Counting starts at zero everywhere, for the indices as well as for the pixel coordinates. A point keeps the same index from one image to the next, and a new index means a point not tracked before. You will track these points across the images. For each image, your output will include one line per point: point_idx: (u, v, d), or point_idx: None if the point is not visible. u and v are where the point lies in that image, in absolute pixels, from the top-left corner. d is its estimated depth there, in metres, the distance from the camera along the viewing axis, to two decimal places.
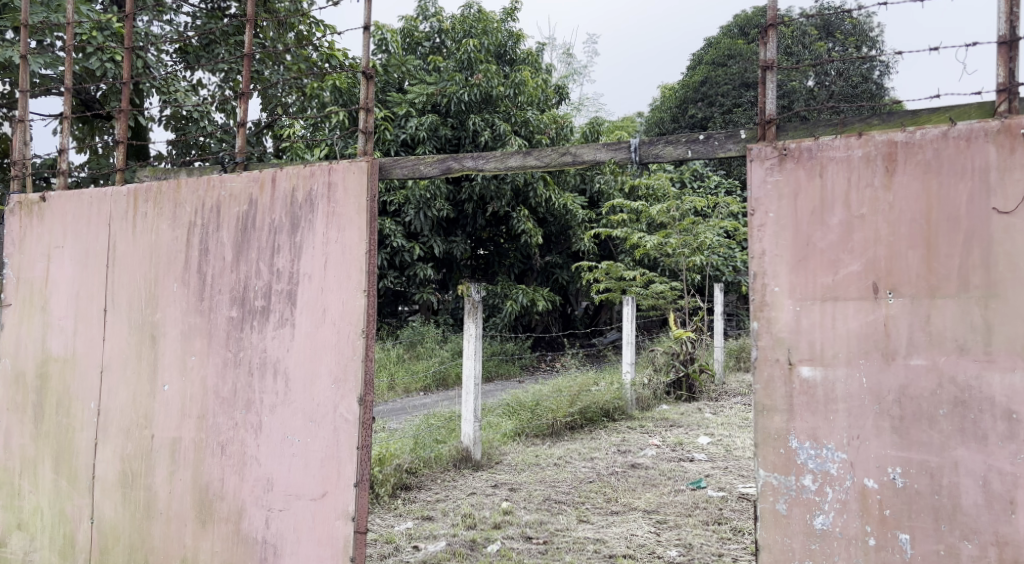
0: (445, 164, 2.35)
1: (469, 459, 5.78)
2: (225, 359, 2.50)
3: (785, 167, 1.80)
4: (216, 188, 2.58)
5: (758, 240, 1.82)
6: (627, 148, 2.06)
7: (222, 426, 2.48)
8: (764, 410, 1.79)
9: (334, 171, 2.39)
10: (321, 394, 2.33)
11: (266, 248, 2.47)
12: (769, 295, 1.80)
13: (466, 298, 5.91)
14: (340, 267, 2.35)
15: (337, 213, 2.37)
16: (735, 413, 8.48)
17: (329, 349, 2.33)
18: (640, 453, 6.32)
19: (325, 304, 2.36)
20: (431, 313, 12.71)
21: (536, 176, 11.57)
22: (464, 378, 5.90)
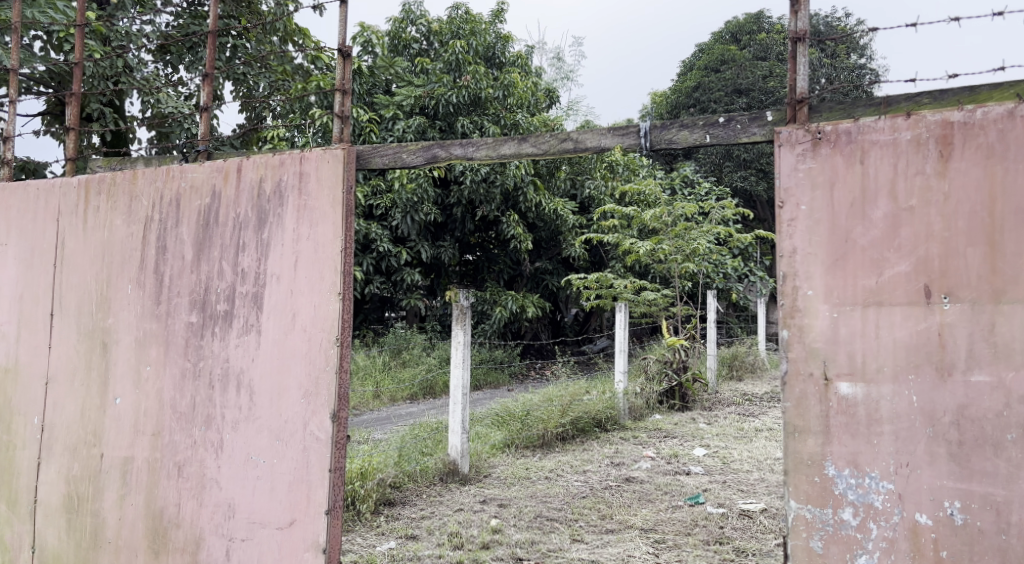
0: (430, 152, 2.11)
1: (457, 473, 5.52)
2: (183, 370, 2.25)
3: (818, 153, 1.57)
4: (176, 178, 2.33)
5: (788, 236, 1.59)
6: (636, 133, 1.84)
7: (180, 444, 2.22)
8: (797, 432, 1.55)
9: (306, 160, 2.15)
10: (289, 409, 2.08)
11: (230, 246, 2.23)
12: (801, 299, 1.57)
13: (454, 304, 5.66)
14: (312, 267, 2.10)
15: (308, 207, 2.13)
16: (730, 424, 8.27)
17: (299, 359, 2.08)
18: (634, 466, 6.08)
19: (294, 309, 2.11)
20: (418, 320, 12.48)
21: (526, 181, 11.33)
22: (451, 388, 5.64)
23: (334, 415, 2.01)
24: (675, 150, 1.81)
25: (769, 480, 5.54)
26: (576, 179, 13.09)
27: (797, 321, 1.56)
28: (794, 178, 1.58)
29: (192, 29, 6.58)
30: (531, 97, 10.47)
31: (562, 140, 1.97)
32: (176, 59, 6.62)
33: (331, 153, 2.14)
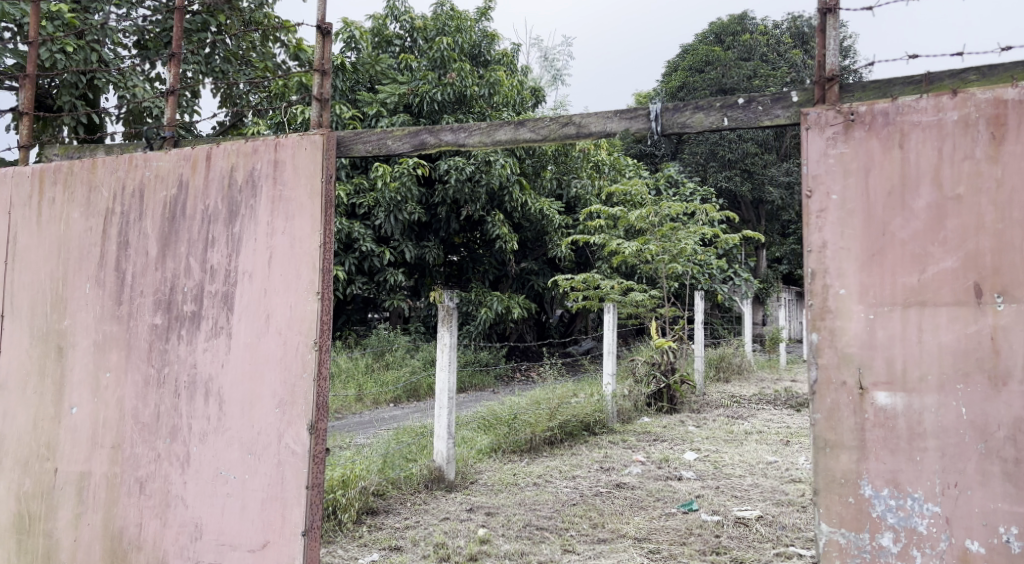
0: (420, 138, 2.06)
1: (442, 479, 5.35)
2: (146, 377, 2.05)
3: (852, 137, 1.57)
4: (139, 167, 2.15)
5: (819, 229, 1.58)
6: (647, 117, 1.84)
7: (141, 458, 2.03)
8: (830, 448, 1.54)
9: (282, 147, 1.99)
10: (263, 419, 1.91)
11: (198, 240, 2.05)
12: (832, 298, 1.56)
13: (440, 304, 5.47)
14: (287, 263, 1.93)
15: (284, 198, 1.96)
16: (720, 427, 8.16)
17: (274, 365, 1.91)
18: (625, 471, 5.92)
19: (268, 309, 1.94)
20: (402, 320, 12.31)
21: (512, 180, 11.16)
22: (437, 392, 5.45)
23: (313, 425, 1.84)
24: (688, 133, 1.82)
25: (763, 486, 5.40)
26: (562, 178, 12.99)
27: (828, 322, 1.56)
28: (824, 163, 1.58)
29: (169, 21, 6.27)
30: (517, 95, 10.28)
31: (564, 126, 1.93)
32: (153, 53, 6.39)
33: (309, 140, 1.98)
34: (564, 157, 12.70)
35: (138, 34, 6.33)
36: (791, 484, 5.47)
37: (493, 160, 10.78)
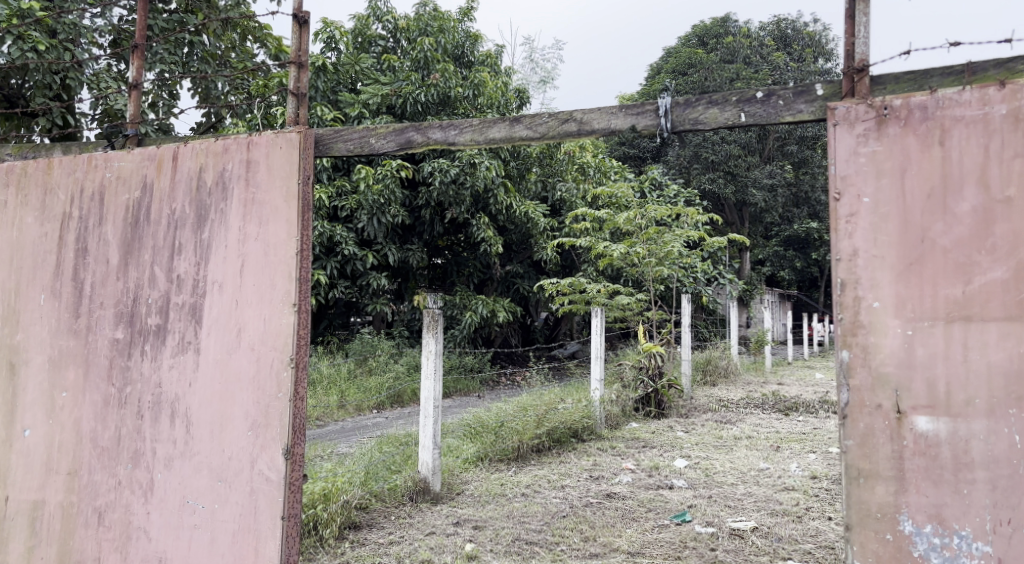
0: (405, 136, 2.19)
1: (428, 491, 5.19)
2: (106, 396, 2.11)
3: (885, 134, 1.74)
4: (100, 168, 2.20)
5: (851, 236, 1.75)
6: (656, 112, 1.98)
7: (100, 485, 2.10)
8: (867, 479, 1.72)
9: (253, 147, 2.01)
10: (233, 444, 1.95)
11: (164, 247, 2.08)
12: (867, 311, 1.73)
13: (424, 309, 5.32)
14: (259, 274, 1.97)
15: (255, 201, 1.99)
16: (709, 432, 8.06)
17: (246, 385, 1.95)
18: (615, 480, 5.78)
19: (240, 323, 1.98)
20: (385, 325, 12.15)
21: (496, 182, 11.03)
22: (421, 400, 5.30)
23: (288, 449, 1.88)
24: (701, 128, 1.97)
25: (756, 495, 5.28)
26: (547, 180, 12.90)
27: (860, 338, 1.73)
28: (854, 162, 1.75)
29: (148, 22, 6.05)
30: (502, 97, 10.13)
31: (564, 121, 2.07)
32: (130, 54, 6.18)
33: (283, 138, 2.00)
34: (548, 159, 12.67)
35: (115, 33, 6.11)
36: (784, 492, 5.36)
37: (478, 162, 10.62)
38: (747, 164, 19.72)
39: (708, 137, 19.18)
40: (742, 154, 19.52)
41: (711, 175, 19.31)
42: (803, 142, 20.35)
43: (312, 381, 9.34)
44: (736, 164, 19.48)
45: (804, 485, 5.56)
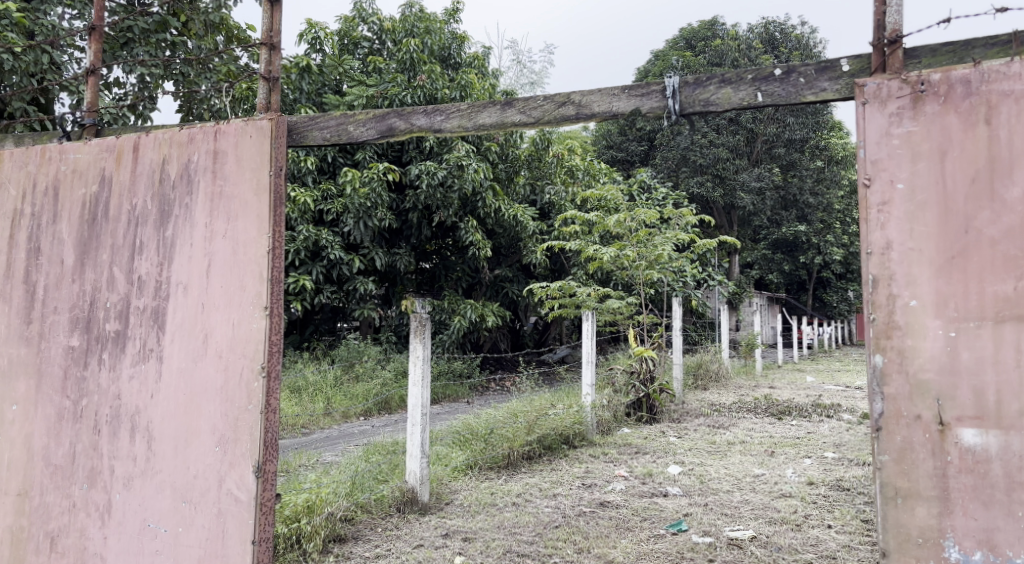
0: (389, 122, 2.57)
1: (415, 502, 5.05)
2: (61, 407, 2.50)
3: (919, 117, 2.02)
4: (58, 163, 2.62)
5: (887, 229, 2.04)
6: (665, 95, 2.33)
7: (54, 499, 2.49)
8: (909, 496, 1.98)
9: (218, 140, 2.41)
10: (201, 460, 2.31)
11: (126, 247, 2.47)
12: (907, 309, 2.01)
13: (411, 314, 5.16)
14: (221, 275, 2.35)
15: (218, 198, 2.38)
16: (702, 437, 7.93)
17: (215, 396, 2.31)
18: (608, 489, 5.63)
19: (207, 329, 2.34)
20: (372, 330, 12.01)
21: (484, 185, 10.95)
22: (409, 407, 5.15)
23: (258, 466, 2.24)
24: (711, 106, 2.31)
25: (753, 503, 5.14)
26: (536, 183, 12.83)
27: (895, 342, 2.02)
28: (889, 144, 2.04)
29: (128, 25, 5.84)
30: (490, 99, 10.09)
31: (562, 104, 2.44)
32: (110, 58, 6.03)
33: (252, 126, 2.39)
34: (537, 161, 12.62)
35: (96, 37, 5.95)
36: (781, 499, 5.23)
37: (466, 164, 10.49)
38: (735, 166, 19.70)
39: (696, 140, 19.18)
40: (730, 157, 19.52)
41: (699, 178, 19.31)
42: (792, 144, 20.32)
43: (298, 388, 9.19)
44: (724, 167, 19.47)
45: (801, 492, 5.43)
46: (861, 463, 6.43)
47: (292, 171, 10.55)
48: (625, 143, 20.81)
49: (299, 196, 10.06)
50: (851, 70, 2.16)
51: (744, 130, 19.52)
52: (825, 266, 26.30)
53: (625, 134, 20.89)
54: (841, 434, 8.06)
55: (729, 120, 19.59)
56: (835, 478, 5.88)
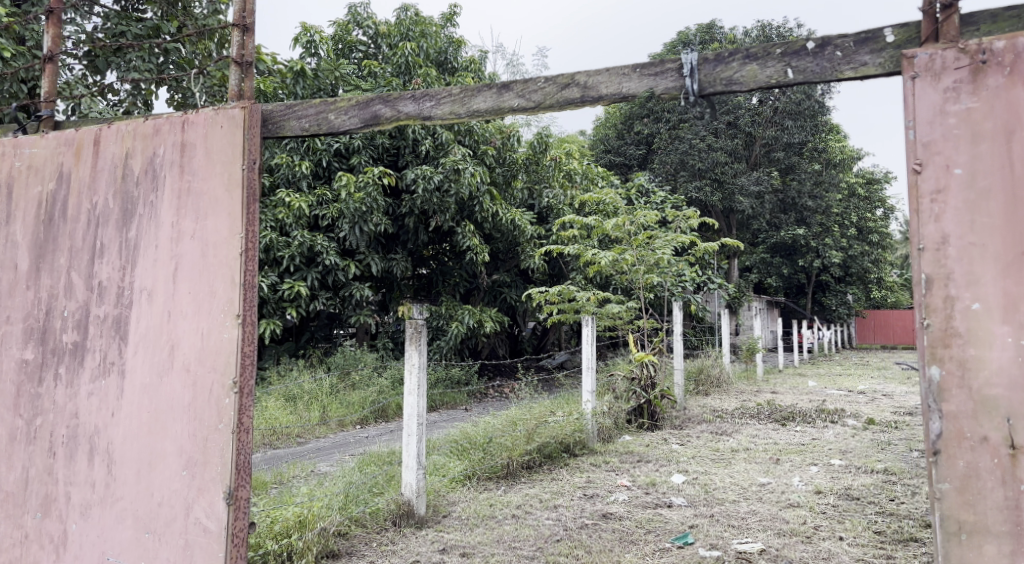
0: (373, 110, 2.85)
1: (412, 515, 4.89)
2: (27, 417, 2.92)
3: (977, 94, 2.20)
4: (25, 166, 3.06)
5: (947, 222, 2.21)
6: (684, 73, 2.57)
7: (22, 510, 2.91)
8: (976, 528, 2.15)
9: (185, 131, 2.77)
10: (171, 482, 2.65)
11: (89, 252, 2.87)
12: (971, 311, 2.18)
13: (408, 320, 5.01)
14: (185, 281, 2.70)
15: (183, 197, 2.74)
16: (705, 444, 7.78)
17: (182, 414, 2.66)
18: (610, 499, 5.50)
19: (173, 341, 2.69)
20: (369, 337, 11.86)
21: (481, 190, 10.81)
22: (404, 417, 4.97)
23: (230, 494, 2.57)
24: (736, 83, 2.53)
25: (761, 513, 4.98)
26: (533, 187, 12.77)
27: (955, 351, 2.19)
28: (943, 122, 2.22)
29: (121, 30, 5.82)
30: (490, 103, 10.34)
31: (565, 87, 2.70)
32: (102, 65, 5.91)
33: (223, 117, 2.72)
34: (535, 165, 12.36)
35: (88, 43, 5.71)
36: (788, 509, 5.08)
37: (462, 168, 10.38)
38: (734, 170, 19.62)
39: (694, 143, 19.13)
40: (729, 161, 19.44)
41: (698, 182, 19.24)
42: (791, 148, 20.23)
43: (293, 396, 9.05)
44: (722, 171, 19.40)
45: (809, 501, 5.28)
46: (869, 470, 6.28)
47: (287, 176, 10.52)
48: (623, 147, 20.75)
49: (294, 201, 9.98)
50: (896, 41, 2.36)
51: (743, 134, 19.61)
52: (824, 270, 26.17)
53: (623, 138, 20.83)
54: (847, 440, 7.90)
55: (727, 124, 19.54)
56: (843, 486, 5.72)
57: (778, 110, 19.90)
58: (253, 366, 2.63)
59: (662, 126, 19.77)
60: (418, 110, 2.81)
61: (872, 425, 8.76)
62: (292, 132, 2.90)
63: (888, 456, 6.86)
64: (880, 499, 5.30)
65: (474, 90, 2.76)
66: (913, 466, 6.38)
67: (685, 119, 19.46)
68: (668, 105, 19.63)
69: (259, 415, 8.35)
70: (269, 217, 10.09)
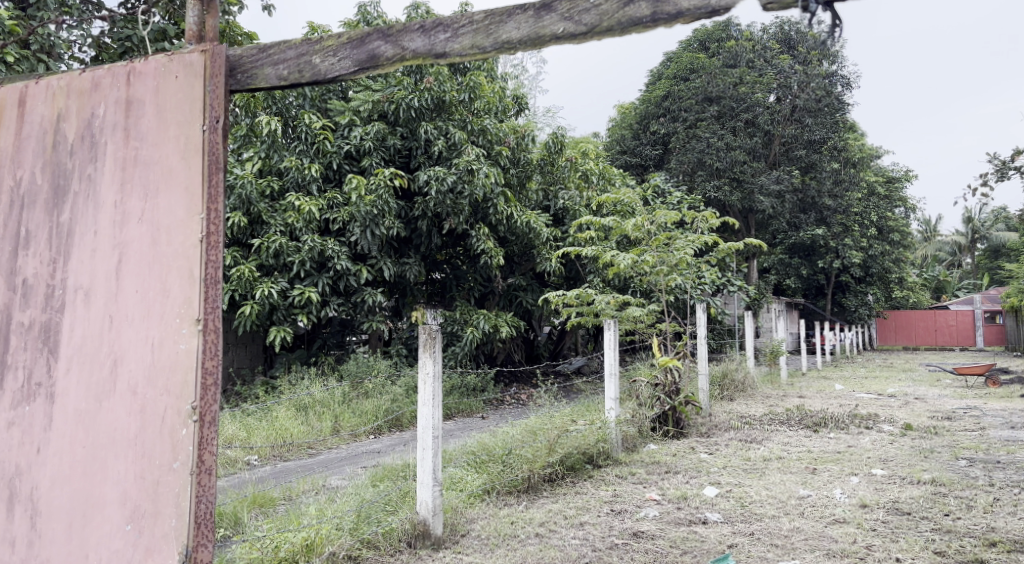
0: (374, 51, 2.54)
1: (428, 535, 4.56)
2: None
3: None
4: None
5: None
6: None
7: None
8: None
9: (132, 88, 2.59)
10: (116, 538, 2.42)
11: (14, 245, 2.67)
12: None
13: (420, 325, 4.66)
14: (133, 277, 2.49)
15: (126, 167, 2.55)
16: (736, 453, 7.42)
17: (125, 453, 2.43)
18: (640, 516, 5.14)
19: (117, 356, 2.47)
20: (383, 343, 11.57)
21: (496, 191, 10.51)
22: (419, 429, 4.66)
23: (188, 554, 2.35)
24: None
25: (806, 531, 4.62)
26: (549, 188, 12.46)
27: None
28: None
29: (126, 34, 5.56)
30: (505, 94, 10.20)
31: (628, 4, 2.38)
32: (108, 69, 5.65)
33: (173, 72, 2.55)
34: (550, 166, 12.24)
35: (94, 47, 5.39)
36: (835, 526, 4.72)
37: (476, 169, 10.08)
38: (753, 169, 19.23)
39: (712, 142, 18.77)
40: (747, 160, 19.10)
41: (716, 182, 18.97)
42: (810, 146, 19.93)
43: (304, 406, 8.75)
44: (741, 171, 19.09)
45: (856, 516, 4.92)
46: (915, 481, 5.90)
47: (297, 179, 10.26)
48: (639, 147, 20.41)
49: (303, 203, 9.78)
50: None
51: (761, 133, 19.18)
52: (844, 270, 25.68)
53: (638, 138, 20.51)
54: (885, 447, 7.48)
55: (746, 122, 19.15)
56: (888, 499, 5.36)
57: (796, 108, 19.67)
58: (215, 390, 2.43)
59: (679, 125, 19.40)
60: (429, 45, 2.52)
61: (909, 431, 8.35)
62: (268, 82, 2.60)
63: (933, 465, 6.45)
64: (934, 514, 4.93)
65: (504, 16, 2.47)
66: (963, 476, 5.99)
67: (702, 118, 19.07)
68: (685, 104, 19.27)
69: (270, 425, 8.04)
70: (279, 222, 9.89)
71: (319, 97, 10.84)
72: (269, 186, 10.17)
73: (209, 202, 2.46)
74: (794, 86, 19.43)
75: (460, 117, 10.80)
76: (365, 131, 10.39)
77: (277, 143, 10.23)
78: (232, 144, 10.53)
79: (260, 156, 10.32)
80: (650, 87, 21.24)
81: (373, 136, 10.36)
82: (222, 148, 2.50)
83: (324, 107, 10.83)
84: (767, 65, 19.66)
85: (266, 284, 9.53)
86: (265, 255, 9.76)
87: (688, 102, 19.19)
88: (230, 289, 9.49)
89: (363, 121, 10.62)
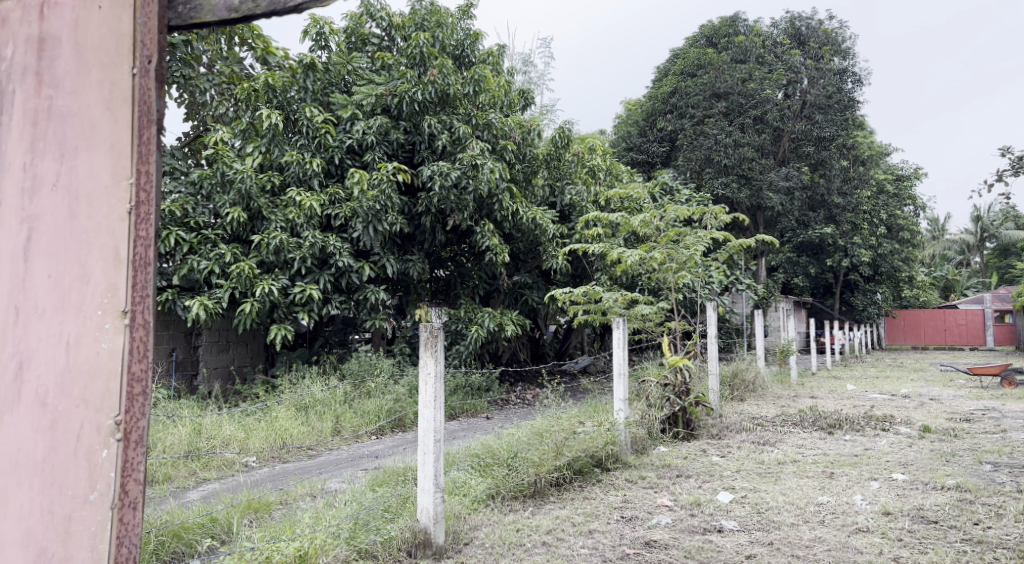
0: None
1: (429, 545, 4.33)
2: None
3: None
4: None
5: None
6: None
7: None
8: None
9: (47, 26, 2.20)
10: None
11: None
12: None
13: (423, 323, 4.43)
14: (43, 255, 2.12)
15: (35, 119, 2.16)
16: (749, 455, 7.17)
17: (24, 471, 2.08)
18: (651, 523, 4.91)
19: (20, 352, 2.10)
20: (386, 342, 11.35)
21: (501, 186, 10.26)
22: (420, 432, 4.43)
23: None
24: None
25: (828, 541, 4.38)
26: (555, 184, 12.21)
27: None
28: None
29: None
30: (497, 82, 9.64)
31: None
32: None
33: (98, 14, 2.17)
34: (556, 161, 11.86)
35: None
36: (859, 536, 4.48)
37: (480, 163, 9.85)
38: (761, 166, 18.95)
39: (720, 139, 18.48)
40: (756, 156, 18.79)
41: (724, 179, 18.69)
42: (820, 143, 19.62)
43: (304, 406, 8.51)
44: (749, 168, 18.79)
45: (880, 526, 4.68)
46: (938, 487, 5.64)
47: (298, 175, 10.04)
48: (645, 145, 20.15)
49: (304, 199, 9.54)
50: None
51: (770, 129, 18.88)
52: (852, 268, 25.38)
53: (645, 136, 20.23)
54: (904, 450, 7.22)
55: (754, 119, 18.86)
56: (912, 506, 5.12)
57: (806, 104, 19.52)
58: (144, 398, 2.11)
59: (686, 122, 19.12)
60: None
61: (928, 433, 8.09)
62: (217, 14, 2.20)
63: (957, 470, 6.19)
64: (962, 524, 4.69)
65: None
66: (988, 482, 5.73)
67: (710, 115, 18.73)
68: (693, 101, 18.94)
69: (269, 426, 7.82)
70: (279, 218, 9.65)
71: (321, 91, 10.57)
72: (270, 181, 9.93)
73: (139, 162, 2.12)
74: (804, 82, 19.32)
75: (464, 111, 10.55)
76: (367, 125, 10.16)
77: (277, 138, 10.01)
78: (232, 138, 10.31)
79: (261, 151, 10.09)
80: (657, 83, 20.96)
81: (376, 130, 10.15)
82: (156, 106, 2.15)
83: (325, 100, 10.58)
84: (777, 60, 19.54)
85: (266, 282, 9.31)
86: (266, 252, 9.54)
87: (695, 98, 18.89)
88: (229, 287, 9.29)
89: (366, 115, 10.40)
